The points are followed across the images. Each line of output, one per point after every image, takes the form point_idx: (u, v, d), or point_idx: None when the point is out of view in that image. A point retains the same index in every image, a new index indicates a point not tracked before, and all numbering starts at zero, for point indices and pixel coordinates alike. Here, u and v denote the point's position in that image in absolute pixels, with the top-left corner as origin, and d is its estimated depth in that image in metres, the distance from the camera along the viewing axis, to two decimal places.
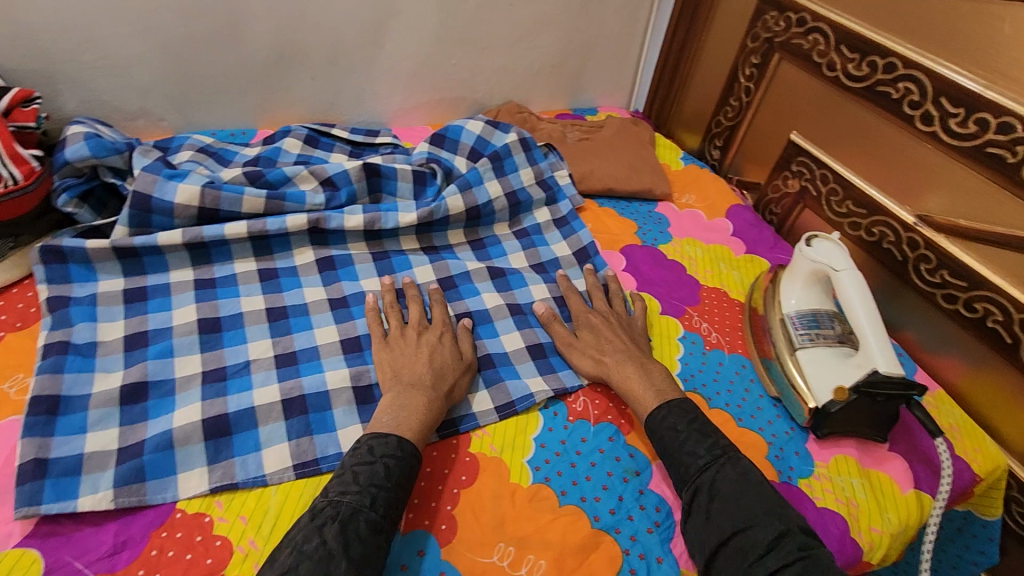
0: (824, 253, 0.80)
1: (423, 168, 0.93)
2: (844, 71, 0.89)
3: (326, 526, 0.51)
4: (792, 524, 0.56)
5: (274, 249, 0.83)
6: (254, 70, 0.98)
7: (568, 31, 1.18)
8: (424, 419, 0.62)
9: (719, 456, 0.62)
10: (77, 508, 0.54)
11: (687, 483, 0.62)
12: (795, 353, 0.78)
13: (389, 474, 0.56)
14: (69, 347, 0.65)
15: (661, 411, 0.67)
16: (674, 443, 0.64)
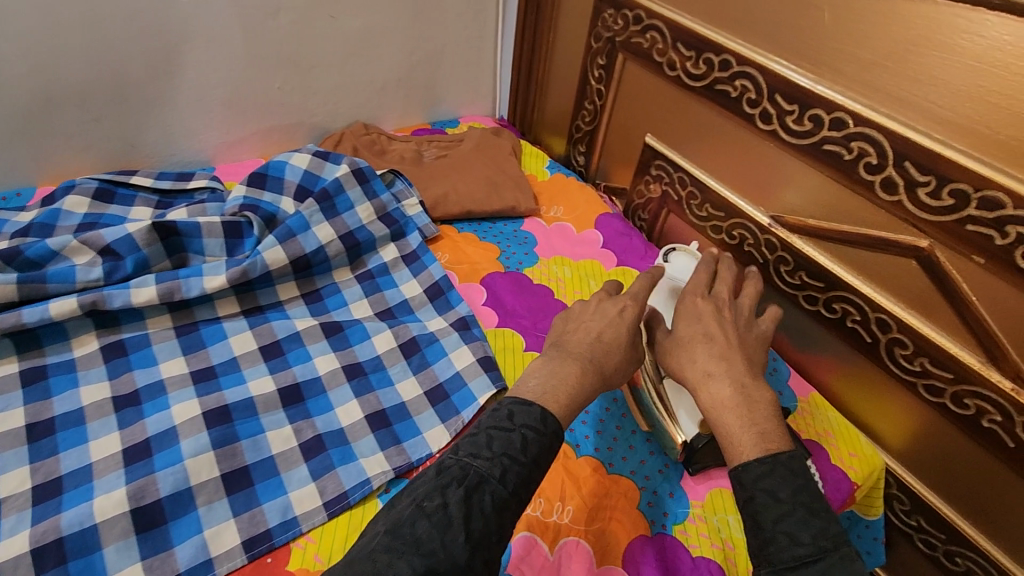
0: (680, 269, 0.77)
1: (236, 217, 0.80)
2: (684, 70, 0.84)
3: (450, 489, 0.45)
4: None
5: (44, 341, 0.68)
6: (13, 117, 0.83)
7: (407, 41, 1.08)
8: (572, 395, 0.54)
9: (831, 550, 0.43)
10: None
11: (774, 569, 0.44)
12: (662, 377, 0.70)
13: (527, 449, 0.48)
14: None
15: (760, 466, 0.48)
16: (767, 513, 0.46)
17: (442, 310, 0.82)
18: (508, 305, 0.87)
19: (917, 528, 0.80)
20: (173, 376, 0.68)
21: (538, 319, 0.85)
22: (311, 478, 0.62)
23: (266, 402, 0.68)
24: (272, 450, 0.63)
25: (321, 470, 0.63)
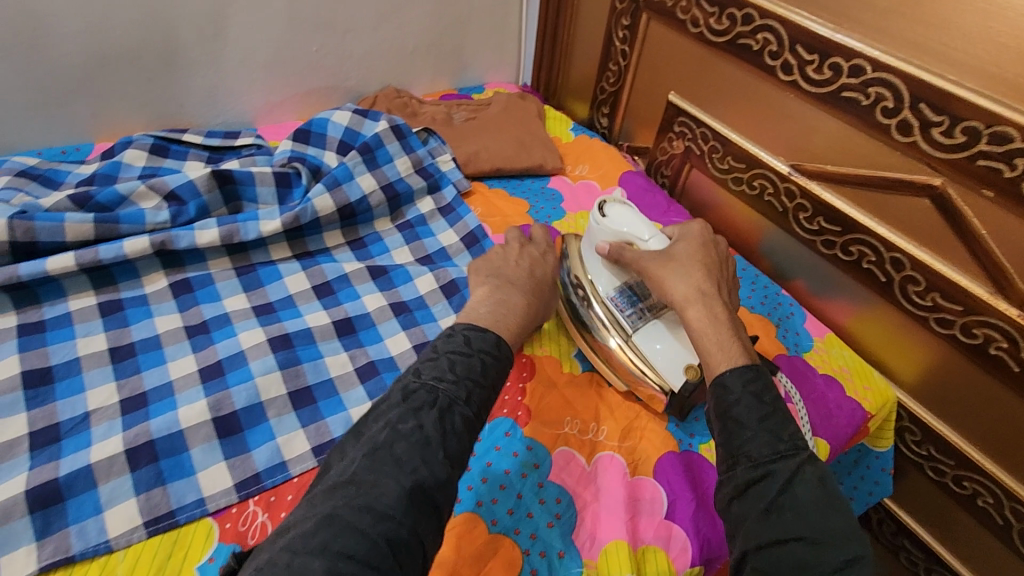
0: (621, 222, 0.75)
1: (285, 168, 0.86)
2: (707, 27, 0.88)
3: (423, 412, 0.51)
4: (871, 555, 0.46)
5: (117, 278, 0.74)
6: (74, 76, 0.87)
7: (437, 6, 1.11)
8: (520, 317, 0.67)
9: (800, 451, 0.51)
10: None
11: (753, 461, 0.51)
12: (632, 338, 0.71)
13: (485, 372, 0.56)
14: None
15: (745, 376, 0.56)
16: (750, 415, 0.53)
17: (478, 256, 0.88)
18: None
19: (928, 457, 0.85)
20: (235, 310, 0.74)
21: None
22: (367, 398, 0.68)
23: (322, 332, 0.73)
24: (331, 373, 0.69)
25: (376, 391, 0.69)
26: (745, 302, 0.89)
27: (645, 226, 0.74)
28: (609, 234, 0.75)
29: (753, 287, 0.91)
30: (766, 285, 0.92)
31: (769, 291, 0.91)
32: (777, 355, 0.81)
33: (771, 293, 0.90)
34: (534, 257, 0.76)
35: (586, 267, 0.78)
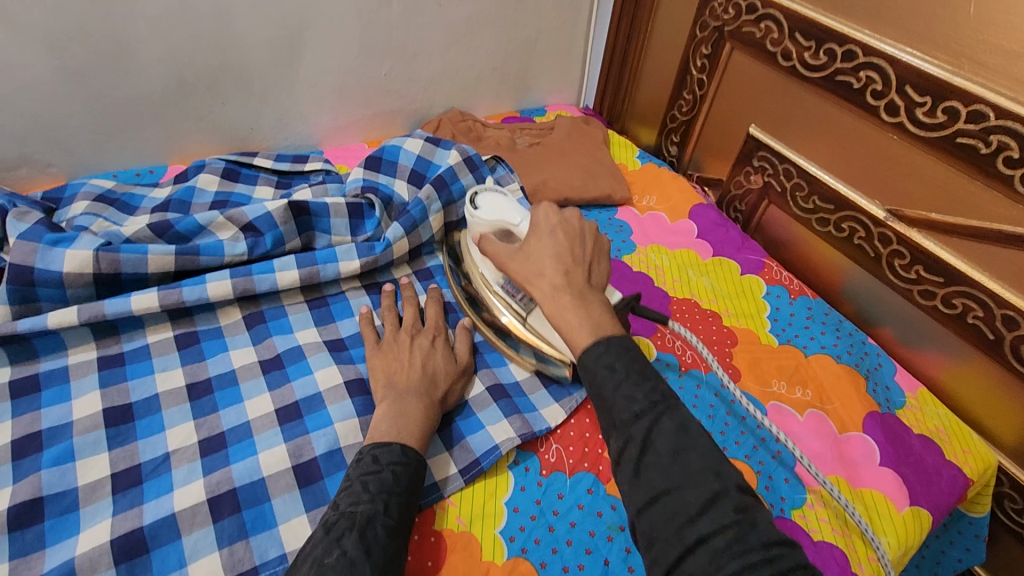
0: (492, 212, 0.74)
1: (358, 198, 0.84)
2: (800, 60, 0.84)
3: (344, 538, 0.48)
4: (734, 484, 0.45)
5: (194, 311, 0.73)
6: (153, 100, 0.87)
7: (507, 29, 1.09)
8: (424, 428, 0.60)
9: (659, 403, 0.49)
10: None
11: (617, 430, 0.49)
12: (526, 321, 0.72)
13: (398, 482, 0.54)
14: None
15: (598, 347, 0.53)
16: (606, 385, 0.51)
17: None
18: None
19: None
20: (309, 344, 0.73)
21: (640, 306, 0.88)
22: (445, 448, 0.65)
23: None
24: None
25: (453, 439, 0.66)
26: (830, 350, 0.84)
27: (513, 210, 0.73)
28: (487, 225, 0.74)
29: (839, 335, 0.86)
30: (851, 333, 0.87)
31: (856, 340, 0.86)
32: (869, 413, 0.77)
33: (858, 342, 0.85)
34: (425, 348, 0.69)
35: (477, 264, 0.78)
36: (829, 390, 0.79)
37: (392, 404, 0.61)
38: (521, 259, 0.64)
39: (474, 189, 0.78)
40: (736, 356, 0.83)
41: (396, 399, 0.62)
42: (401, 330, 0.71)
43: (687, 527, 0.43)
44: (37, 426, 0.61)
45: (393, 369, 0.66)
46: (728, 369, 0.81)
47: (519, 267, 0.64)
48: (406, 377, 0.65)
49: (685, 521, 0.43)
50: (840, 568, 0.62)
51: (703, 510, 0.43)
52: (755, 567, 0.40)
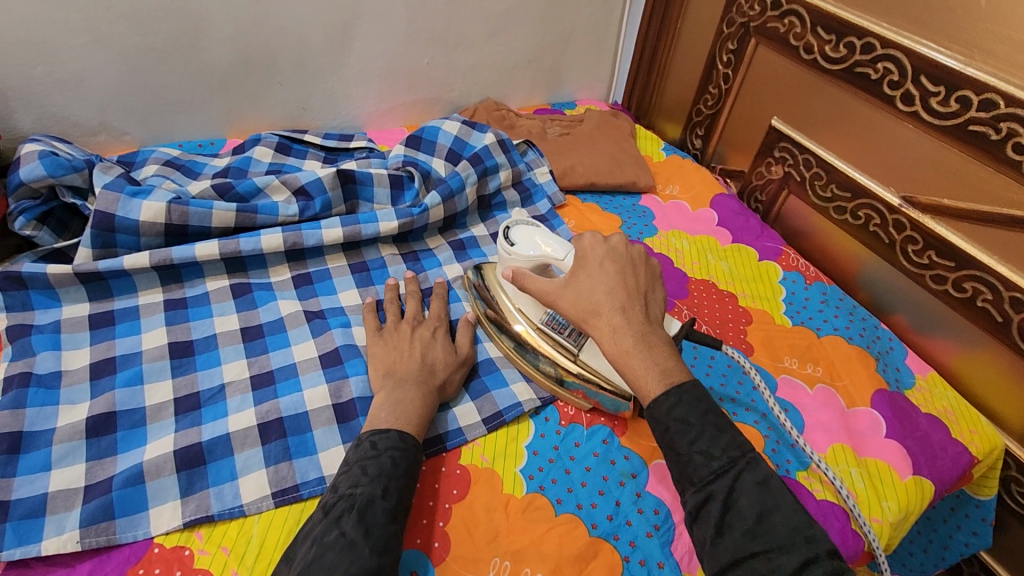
0: (530, 246, 0.71)
1: (399, 171, 0.91)
2: (822, 54, 0.88)
3: (343, 519, 0.50)
4: (820, 544, 0.47)
5: (248, 266, 0.80)
6: (218, 77, 0.95)
7: (543, 25, 1.15)
8: (422, 414, 0.61)
9: (736, 458, 0.51)
10: (42, 552, 0.52)
11: (695, 486, 0.50)
12: (577, 358, 0.69)
13: (397, 465, 0.55)
14: (31, 378, 0.63)
15: (668, 399, 0.53)
16: (682, 440, 0.52)
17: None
18: None
19: None
20: (350, 304, 0.79)
21: None
22: (471, 399, 0.71)
23: None
24: None
25: (477, 392, 0.71)
26: (842, 331, 0.87)
27: (555, 244, 0.69)
28: (525, 261, 0.71)
29: (851, 318, 0.89)
30: (865, 317, 0.90)
31: (868, 324, 0.89)
32: (877, 390, 0.80)
33: (871, 326, 0.88)
34: (426, 340, 0.70)
35: (510, 298, 0.74)
36: (839, 368, 0.82)
37: (388, 395, 0.62)
38: (571, 295, 0.61)
39: (508, 223, 0.75)
40: (751, 333, 0.86)
41: (395, 388, 0.63)
42: (403, 321, 0.73)
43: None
44: (111, 353, 0.68)
45: (393, 361, 0.67)
46: (742, 344, 0.84)
47: (569, 305, 0.61)
48: (405, 367, 0.66)
49: None
50: (841, 524, 0.66)
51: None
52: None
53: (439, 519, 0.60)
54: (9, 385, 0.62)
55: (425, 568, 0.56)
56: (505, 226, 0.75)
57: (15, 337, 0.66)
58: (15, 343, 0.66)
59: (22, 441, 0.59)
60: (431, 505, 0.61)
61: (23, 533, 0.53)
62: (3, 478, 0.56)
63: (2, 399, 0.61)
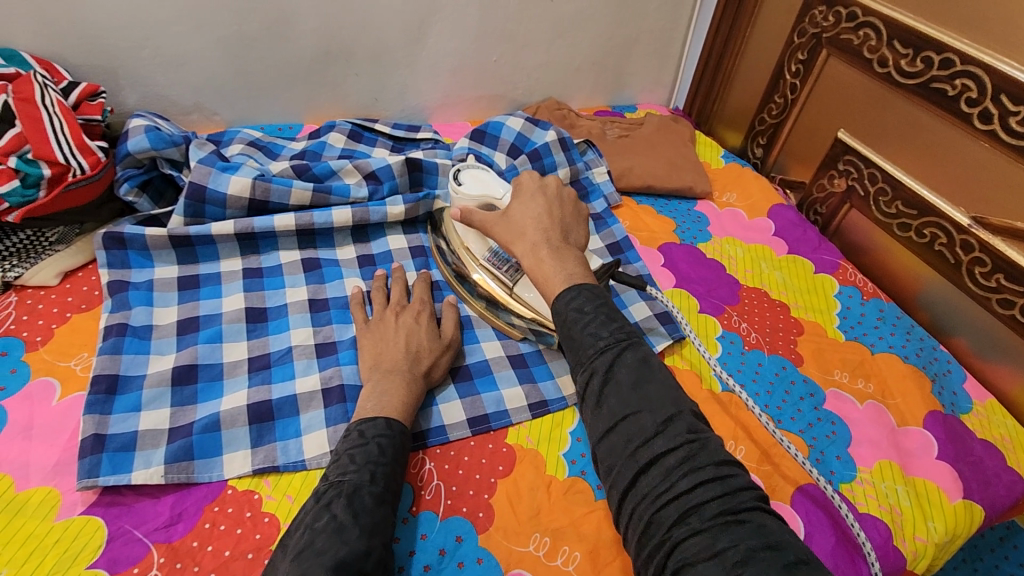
0: (477, 188, 0.79)
1: (463, 163, 0.95)
2: (896, 67, 0.87)
3: (333, 504, 0.52)
4: (687, 407, 0.50)
5: (318, 244, 0.85)
6: (301, 66, 1.01)
7: (609, 28, 1.17)
8: (407, 402, 0.63)
9: (623, 340, 0.54)
10: (131, 481, 0.57)
11: (583, 366, 0.53)
12: (511, 291, 0.78)
13: (384, 452, 0.57)
14: (127, 329, 0.70)
15: (569, 294, 0.57)
16: (574, 325, 0.55)
17: (621, 262, 0.93)
18: (684, 271, 0.95)
19: None
20: None
21: (711, 288, 0.93)
22: (517, 384, 0.74)
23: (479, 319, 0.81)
24: (485, 355, 0.76)
25: (523, 378, 0.74)
26: (898, 350, 0.86)
27: (498, 185, 0.78)
28: (471, 200, 0.78)
29: (908, 337, 0.88)
30: (922, 337, 0.88)
31: (926, 344, 0.87)
32: (930, 411, 0.78)
33: (928, 347, 0.86)
34: (409, 326, 0.71)
35: (461, 236, 0.82)
36: (892, 385, 0.81)
37: (374, 386, 0.64)
38: (506, 222, 0.68)
39: (458, 167, 0.83)
40: (801, 344, 0.86)
41: (381, 378, 0.64)
42: (387, 308, 0.74)
43: (643, 448, 0.48)
44: (195, 312, 0.74)
45: (380, 350, 0.68)
46: (791, 354, 0.84)
47: (503, 231, 0.68)
48: (392, 358, 0.67)
49: (641, 444, 0.48)
50: (882, 538, 0.65)
51: (658, 433, 0.48)
52: (706, 483, 0.45)
53: (484, 491, 0.63)
54: (108, 333, 0.69)
55: (470, 534, 0.59)
56: (455, 169, 0.83)
57: (115, 292, 0.73)
58: (114, 297, 0.72)
59: (117, 383, 0.65)
60: (477, 478, 0.64)
61: (116, 463, 0.58)
62: (101, 414, 0.61)
63: (102, 344, 0.67)
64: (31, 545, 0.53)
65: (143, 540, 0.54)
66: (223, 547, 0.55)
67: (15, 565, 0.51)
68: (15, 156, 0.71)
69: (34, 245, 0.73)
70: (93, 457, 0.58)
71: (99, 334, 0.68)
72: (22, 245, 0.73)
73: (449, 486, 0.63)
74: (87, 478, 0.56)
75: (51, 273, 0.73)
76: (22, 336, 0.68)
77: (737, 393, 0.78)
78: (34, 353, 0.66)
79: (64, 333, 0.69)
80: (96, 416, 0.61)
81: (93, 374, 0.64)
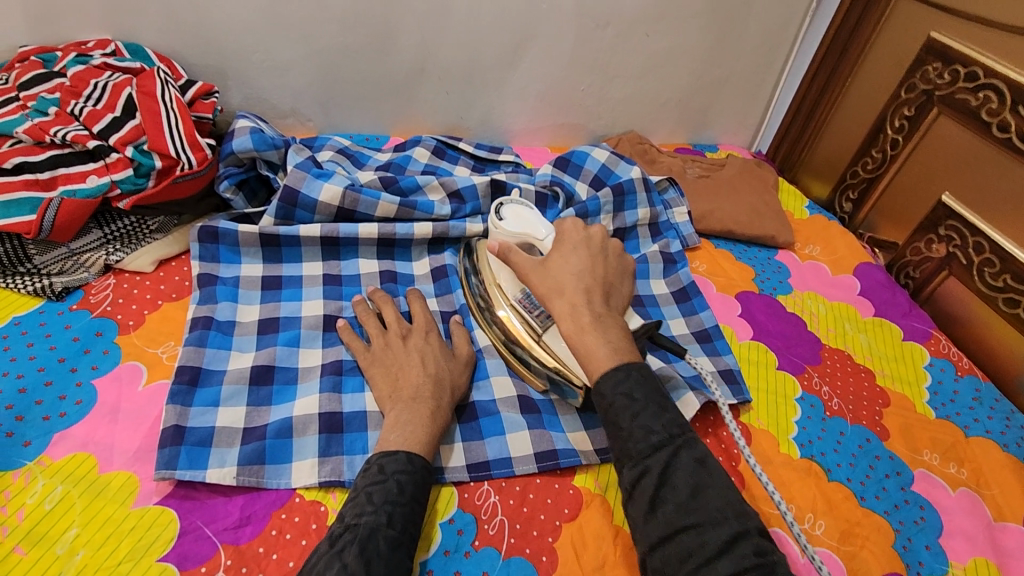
0: (516, 224, 0.72)
1: (546, 190, 0.95)
2: (1019, 134, 0.82)
3: (345, 550, 0.49)
4: (752, 525, 0.49)
5: (397, 256, 0.86)
6: (396, 81, 1.03)
7: (701, 67, 1.15)
8: (431, 432, 0.60)
9: (674, 435, 0.54)
10: (206, 478, 0.58)
11: (633, 461, 0.53)
12: (539, 339, 0.70)
13: (403, 491, 0.54)
14: (212, 323, 0.71)
15: (616, 373, 0.57)
16: (625, 414, 0.54)
17: (686, 312, 0.90)
18: (762, 323, 0.91)
19: None
20: None
21: (791, 344, 0.89)
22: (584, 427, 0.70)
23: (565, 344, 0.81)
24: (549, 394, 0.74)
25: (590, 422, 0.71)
26: (996, 437, 0.79)
27: (539, 225, 0.71)
28: (510, 237, 0.72)
29: (1008, 424, 0.81)
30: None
31: None
32: None
33: None
34: (421, 346, 0.68)
35: (493, 272, 0.76)
36: (988, 475, 0.75)
37: (398, 417, 0.60)
38: (543, 273, 0.65)
39: (500, 200, 0.76)
40: (888, 417, 0.80)
41: (404, 407, 0.61)
42: (388, 330, 0.70)
43: (703, 567, 0.46)
44: (276, 313, 0.76)
45: (396, 377, 0.65)
46: (876, 426, 0.79)
47: (539, 280, 0.65)
48: (411, 383, 0.64)
49: (701, 560, 0.46)
50: None
51: (722, 550, 0.46)
52: None
53: (548, 534, 0.60)
54: (195, 326, 0.70)
55: None
56: (498, 202, 0.76)
57: (204, 284, 0.75)
58: (203, 289, 0.74)
59: (200, 375, 0.66)
60: (541, 519, 0.62)
61: (193, 458, 0.59)
62: (182, 405, 0.62)
63: (189, 335, 0.69)
64: (108, 529, 0.53)
65: (212, 538, 0.54)
66: (287, 557, 0.54)
67: (92, 547, 0.52)
68: (131, 146, 0.75)
69: (135, 232, 0.76)
70: (172, 448, 0.59)
71: (187, 326, 0.70)
72: (124, 232, 0.76)
73: (513, 524, 0.61)
74: (165, 470, 0.57)
75: (147, 260, 0.76)
76: (116, 318, 0.70)
77: (818, 462, 0.73)
78: (126, 336, 0.69)
79: (154, 320, 0.71)
80: (178, 407, 0.62)
81: (178, 364, 0.65)
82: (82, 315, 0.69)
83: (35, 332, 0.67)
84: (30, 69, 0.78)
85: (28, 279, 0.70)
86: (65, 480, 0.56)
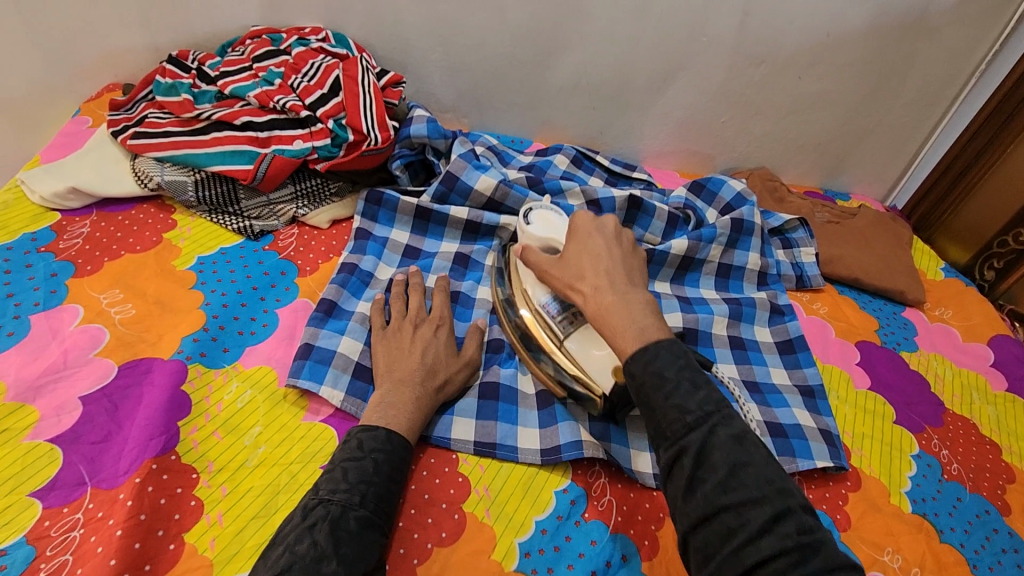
0: (542, 229, 0.73)
1: (679, 212, 0.99)
2: None
3: (316, 528, 0.51)
4: (794, 500, 0.45)
5: None
6: (550, 92, 1.11)
7: (847, 114, 1.15)
8: (412, 419, 0.62)
9: (715, 413, 0.49)
10: (320, 391, 0.66)
11: (669, 441, 0.49)
12: (562, 345, 0.68)
13: (379, 470, 0.56)
14: (356, 270, 0.80)
15: (644, 353, 0.53)
16: (657, 394, 0.50)
17: (788, 364, 0.87)
18: (883, 375, 0.90)
19: None
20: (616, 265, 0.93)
21: (911, 402, 0.87)
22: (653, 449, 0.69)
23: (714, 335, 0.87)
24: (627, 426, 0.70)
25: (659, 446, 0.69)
26: None
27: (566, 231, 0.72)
28: (536, 241, 0.73)
29: None
30: None
31: None
32: None
33: None
34: (427, 339, 0.69)
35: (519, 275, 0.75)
36: None
37: (381, 396, 0.63)
38: (562, 265, 0.66)
39: (531, 206, 0.78)
40: (1011, 494, 0.77)
41: (391, 388, 0.63)
42: (405, 317, 0.72)
43: (747, 547, 0.43)
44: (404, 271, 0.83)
45: (393, 358, 0.67)
46: (997, 500, 0.76)
47: (558, 273, 0.66)
48: (404, 367, 0.65)
49: (744, 539, 0.43)
50: None
51: (764, 531, 0.43)
52: None
53: (653, 522, 0.64)
54: (342, 270, 0.79)
55: (635, 559, 0.61)
56: (527, 207, 0.78)
57: (360, 237, 0.85)
58: (357, 241, 0.84)
59: (333, 309, 0.74)
60: (648, 507, 0.65)
61: (315, 372, 0.67)
62: (316, 327, 0.71)
63: (335, 276, 0.78)
64: (284, 433, 0.63)
65: None
66: (423, 488, 0.63)
67: (270, 445, 0.62)
68: (333, 119, 0.86)
69: (319, 192, 0.88)
70: (300, 361, 0.67)
71: (336, 269, 0.80)
72: (310, 190, 0.87)
73: (621, 506, 0.65)
74: (292, 377, 0.66)
75: (325, 217, 0.87)
76: (297, 263, 0.81)
77: (930, 521, 0.72)
78: (303, 279, 0.80)
79: (326, 268, 0.82)
80: (313, 328, 0.71)
81: (320, 296, 0.74)
82: (272, 255, 0.82)
83: (236, 261, 0.79)
84: (262, 45, 0.92)
85: (235, 219, 0.84)
86: (253, 386, 0.66)
